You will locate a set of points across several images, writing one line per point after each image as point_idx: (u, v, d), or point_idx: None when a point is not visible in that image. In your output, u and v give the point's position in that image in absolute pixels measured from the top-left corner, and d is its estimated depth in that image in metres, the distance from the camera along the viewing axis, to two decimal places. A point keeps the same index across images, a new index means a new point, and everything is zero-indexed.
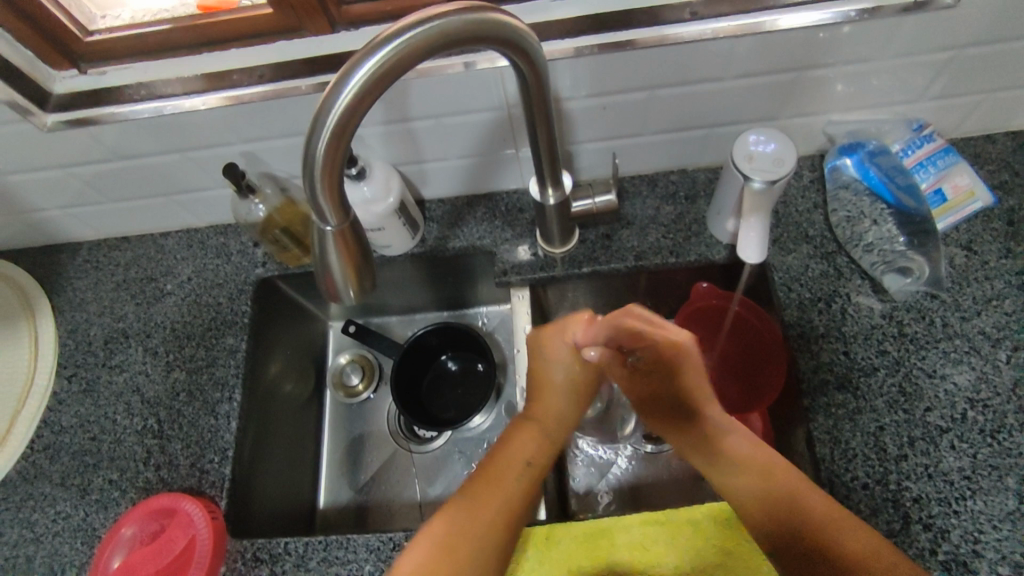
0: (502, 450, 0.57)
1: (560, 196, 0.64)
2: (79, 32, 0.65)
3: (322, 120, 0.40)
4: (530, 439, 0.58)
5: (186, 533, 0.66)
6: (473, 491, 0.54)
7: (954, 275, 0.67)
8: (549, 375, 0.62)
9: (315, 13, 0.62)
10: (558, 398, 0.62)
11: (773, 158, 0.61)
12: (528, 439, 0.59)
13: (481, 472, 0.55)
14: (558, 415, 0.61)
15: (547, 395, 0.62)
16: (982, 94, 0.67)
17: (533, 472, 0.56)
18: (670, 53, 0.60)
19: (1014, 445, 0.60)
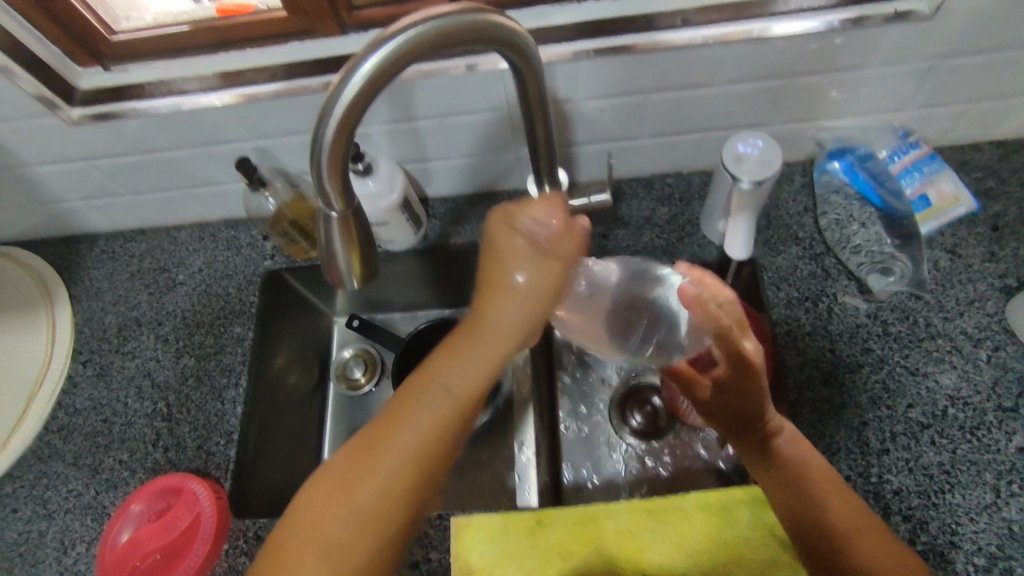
0: (426, 364, 0.51)
1: (557, 193, 0.66)
2: (105, 31, 0.68)
3: (329, 112, 0.43)
4: (456, 362, 0.50)
5: (191, 510, 0.69)
6: (398, 407, 0.50)
7: (938, 277, 0.69)
8: (508, 267, 0.49)
9: (327, 16, 0.66)
10: (494, 330, 0.50)
11: (761, 160, 0.63)
12: (457, 363, 0.50)
13: (406, 385, 0.50)
14: (507, 332, 0.50)
15: (499, 298, 0.50)
16: (966, 103, 0.69)
17: (452, 404, 0.49)
18: (663, 58, 0.63)
19: (993, 441, 0.62)
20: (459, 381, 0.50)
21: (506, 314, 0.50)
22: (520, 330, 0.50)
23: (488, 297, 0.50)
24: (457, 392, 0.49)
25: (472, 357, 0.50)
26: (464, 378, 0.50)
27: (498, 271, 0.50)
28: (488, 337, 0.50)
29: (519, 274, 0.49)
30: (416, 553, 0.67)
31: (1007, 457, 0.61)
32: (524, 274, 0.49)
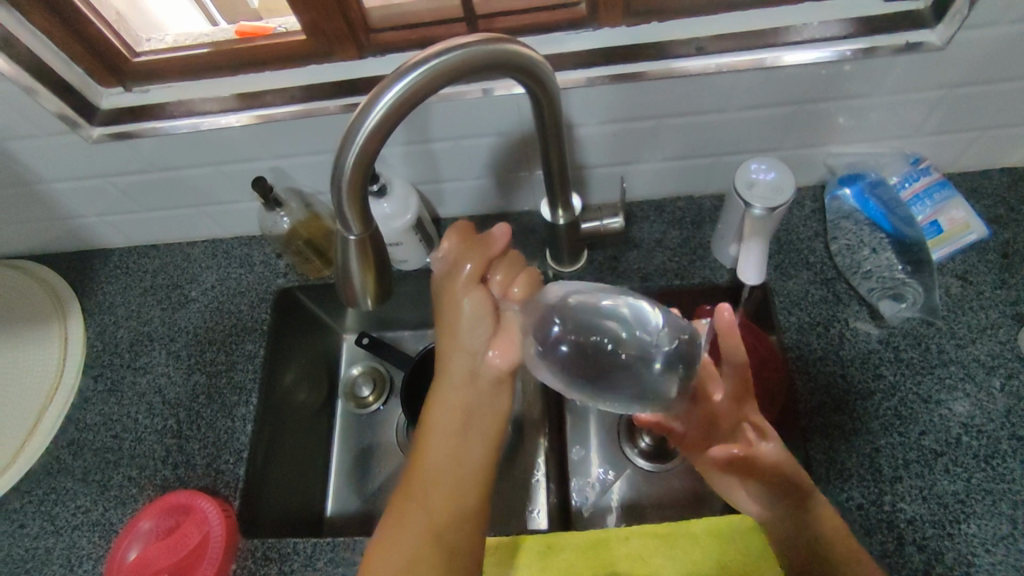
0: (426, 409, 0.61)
1: (570, 217, 0.68)
2: (127, 52, 0.70)
3: (352, 137, 0.44)
4: (441, 407, 0.60)
5: (200, 529, 0.69)
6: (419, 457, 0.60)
7: (949, 304, 0.69)
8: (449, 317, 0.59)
9: (346, 40, 0.67)
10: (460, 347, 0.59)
11: (773, 186, 0.64)
12: (441, 406, 0.60)
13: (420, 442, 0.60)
14: (465, 359, 0.60)
15: (449, 336, 0.60)
16: (976, 132, 0.70)
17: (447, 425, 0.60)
18: (676, 85, 0.64)
19: (1008, 470, 0.61)
20: (451, 413, 0.60)
21: (456, 348, 0.60)
22: (470, 356, 0.60)
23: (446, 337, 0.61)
24: (448, 426, 0.60)
25: (443, 397, 0.60)
26: (451, 416, 0.60)
27: (446, 312, 0.60)
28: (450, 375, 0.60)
29: (461, 306, 0.58)
30: None
31: (1022, 487, 0.60)
32: (454, 304, 0.59)
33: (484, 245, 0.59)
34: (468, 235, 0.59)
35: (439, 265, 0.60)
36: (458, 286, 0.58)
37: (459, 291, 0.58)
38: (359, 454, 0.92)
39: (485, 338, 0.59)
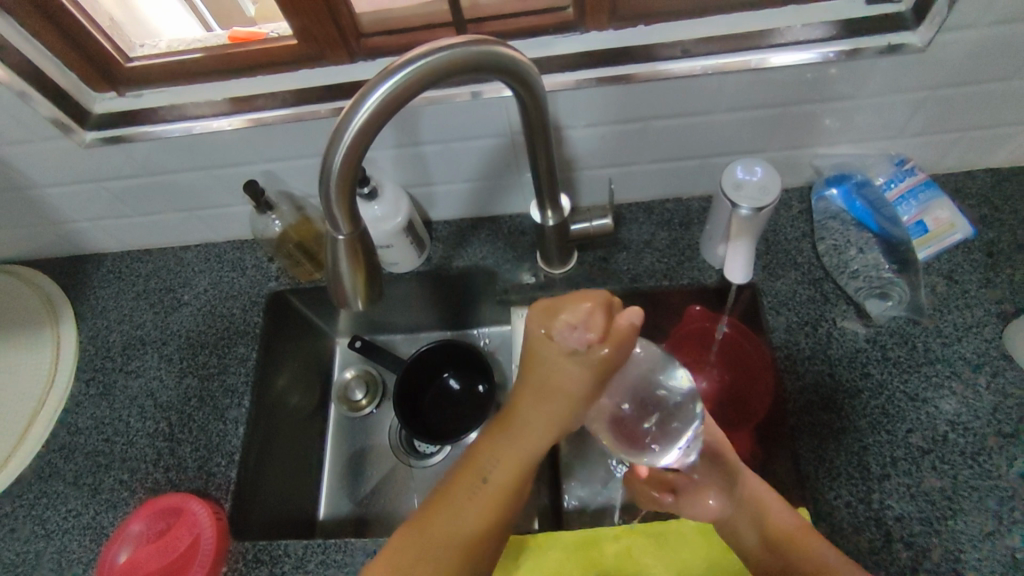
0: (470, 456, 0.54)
1: (559, 218, 0.69)
2: (119, 57, 0.70)
3: (339, 137, 0.44)
4: (496, 454, 0.53)
5: (191, 531, 0.68)
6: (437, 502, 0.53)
7: (935, 302, 0.70)
8: (544, 367, 0.49)
9: (336, 44, 0.67)
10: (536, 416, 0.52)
11: (760, 186, 0.64)
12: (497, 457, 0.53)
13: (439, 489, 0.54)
14: (548, 428, 0.52)
15: (529, 396, 0.51)
16: (960, 132, 0.71)
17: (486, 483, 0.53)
18: (662, 87, 0.65)
19: (994, 467, 0.62)
20: (506, 468, 0.53)
21: (542, 411, 0.51)
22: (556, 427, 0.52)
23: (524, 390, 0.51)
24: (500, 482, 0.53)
25: (508, 451, 0.53)
26: (505, 471, 0.53)
27: (541, 373, 0.49)
28: (519, 430, 0.52)
29: (573, 382, 0.48)
30: None
31: (1009, 483, 0.61)
32: (567, 370, 0.48)
33: (622, 332, 0.47)
34: (610, 312, 0.47)
35: (566, 340, 0.47)
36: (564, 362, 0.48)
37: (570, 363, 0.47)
38: (352, 457, 0.92)
39: (574, 414, 0.52)
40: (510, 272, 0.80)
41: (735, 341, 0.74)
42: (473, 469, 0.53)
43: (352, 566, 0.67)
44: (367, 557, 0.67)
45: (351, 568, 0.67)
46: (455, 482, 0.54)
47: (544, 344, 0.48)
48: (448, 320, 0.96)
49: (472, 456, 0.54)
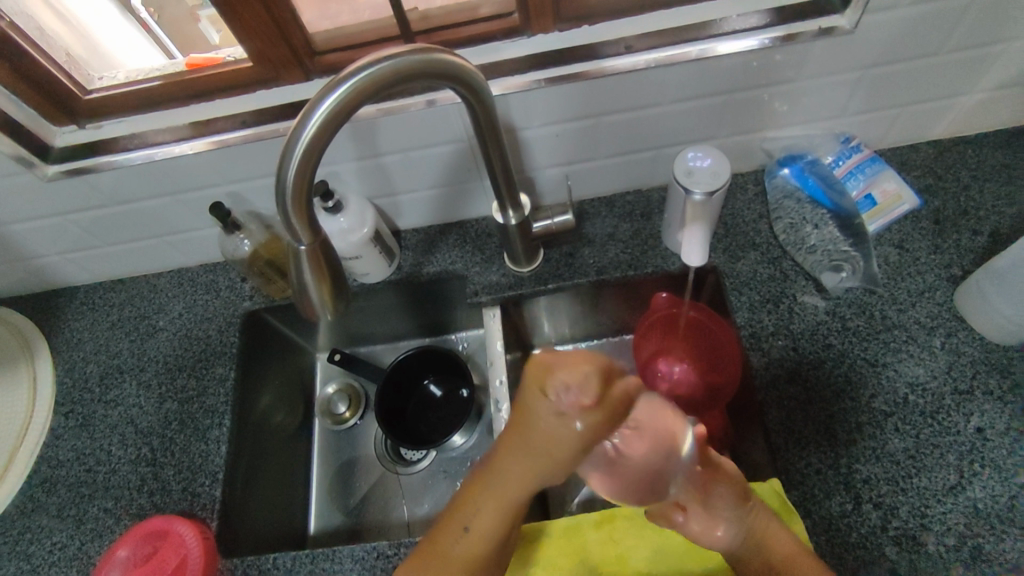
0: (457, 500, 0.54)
1: (520, 216, 0.71)
2: (78, 90, 0.71)
3: (291, 150, 0.46)
4: (478, 507, 0.53)
5: (179, 552, 0.69)
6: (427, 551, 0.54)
7: (888, 271, 0.72)
8: (527, 420, 0.47)
9: (292, 64, 0.69)
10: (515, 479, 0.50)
11: (710, 171, 0.66)
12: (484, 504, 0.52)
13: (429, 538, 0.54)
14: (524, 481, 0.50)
15: (513, 449, 0.49)
16: (899, 107, 0.74)
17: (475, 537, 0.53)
18: (610, 84, 0.67)
19: (952, 424, 0.64)
20: (485, 517, 0.52)
21: (521, 468, 0.49)
22: (536, 478, 0.49)
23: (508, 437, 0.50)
24: (481, 531, 0.53)
25: (488, 503, 0.52)
26: (486, 519, 0.52)
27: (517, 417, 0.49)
28: (502, 482, 0.51)
29: (541, 435, 0.47)
30: None
31: (967, 438, 0.63)
32: (548, 430, 0.46)
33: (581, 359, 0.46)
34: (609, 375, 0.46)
35: (562, 406, 0.44)
36: (547, 418, 0.46)
37: (555, 424, 0.45)
38: (339, 470, 0.93)
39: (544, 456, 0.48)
40: (479, 274, 0.82)
41: (697, 324, 0.75)
42: (457, 520, 0.53)
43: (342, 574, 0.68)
44: (355, 563, 0.68)
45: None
46: (440, 526, 0.54)
47: (539, 409, 0.46)
48: (424, 327, 0.97)
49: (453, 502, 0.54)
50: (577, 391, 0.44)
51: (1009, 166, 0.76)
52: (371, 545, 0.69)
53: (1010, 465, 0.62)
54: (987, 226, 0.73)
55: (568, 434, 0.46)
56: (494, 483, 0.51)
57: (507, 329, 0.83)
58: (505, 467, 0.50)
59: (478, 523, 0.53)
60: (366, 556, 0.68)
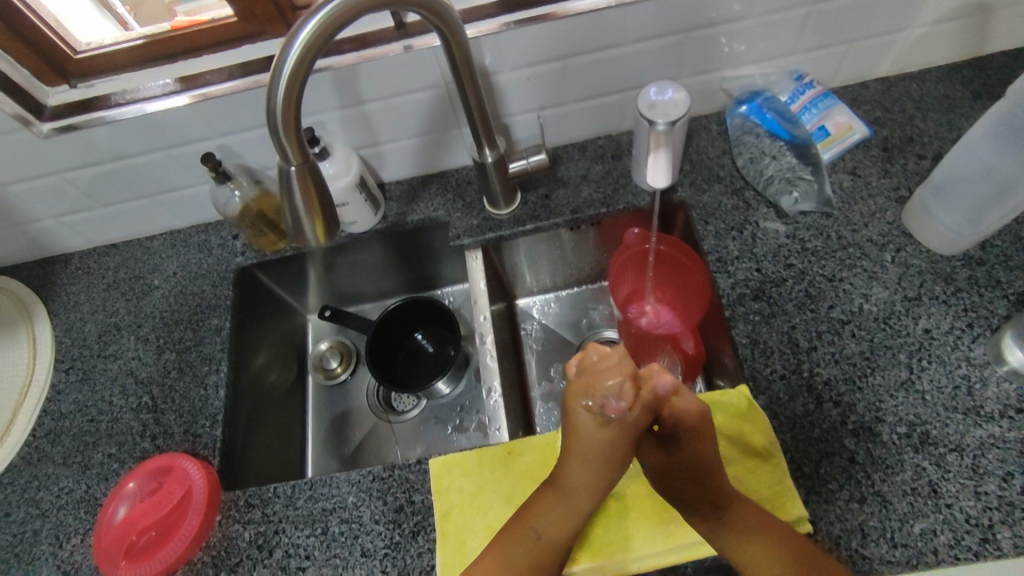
0: (524, 515, 0.62)
1: (496, 153, 0.75)
2: (68, 50, 0.75)
3: (280, 70, 0.49)
4: (547, 513, 0.61)
5: (184, 483, 0.72)
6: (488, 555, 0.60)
7: (842, 196, 0.78)
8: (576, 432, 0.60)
9: (276, 19, 0.74)
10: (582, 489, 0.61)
11: (672, 102, 0.71)
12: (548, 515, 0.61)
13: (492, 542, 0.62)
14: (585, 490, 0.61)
15: (573, 458, 0.61)
16: (846, 44, 0.79)
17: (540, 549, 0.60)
18: (576, 25, 0.72)
19: (902, 327, 0.69)
20: (555, 522, 0.61)
21: (576, 481, 0.61)
22: (596, 480, 0.61)
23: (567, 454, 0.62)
24: (549, 537, 0.60)
25: (557, 509, 0.61)
26: (554, 525, 0.61)
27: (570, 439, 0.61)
28: (569, 494, 0.61)
29: (596, 441, 0.59)
30: (400, 497, 0.71)
31: (916, 339, 0.68)
32: (597, 436, 0.59)
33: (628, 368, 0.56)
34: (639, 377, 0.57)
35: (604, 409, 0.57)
36: (596, 431, 0.58)
37: (596, 425, 0.58)
38: (334, 421, 0.96)
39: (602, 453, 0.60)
40: (461, 219, 0.86)
41: (664, 256, 0.81)
42: (524, 526, 0.61)
43: (340, 497, 0.72)
44: (352, 487, 0.72)
45: (338, 499, 0.71)
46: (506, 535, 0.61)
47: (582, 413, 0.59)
48: (412, 282, 1.01)
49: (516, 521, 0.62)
50: (621, 399, 0.56)
51: (950, 97, 0.81)
52: (366, 470, 0.72)
53: (953, 360, 0.67)
54: (931, 150, 0.78)
55: (608, 432, 0.58)
56: (562, 492, 0.62)
57: (489, 270, 0.87)
58: (566, 480, 0.62)
59: (544, 525, 0.61)
60: (362, 480, 0.72)
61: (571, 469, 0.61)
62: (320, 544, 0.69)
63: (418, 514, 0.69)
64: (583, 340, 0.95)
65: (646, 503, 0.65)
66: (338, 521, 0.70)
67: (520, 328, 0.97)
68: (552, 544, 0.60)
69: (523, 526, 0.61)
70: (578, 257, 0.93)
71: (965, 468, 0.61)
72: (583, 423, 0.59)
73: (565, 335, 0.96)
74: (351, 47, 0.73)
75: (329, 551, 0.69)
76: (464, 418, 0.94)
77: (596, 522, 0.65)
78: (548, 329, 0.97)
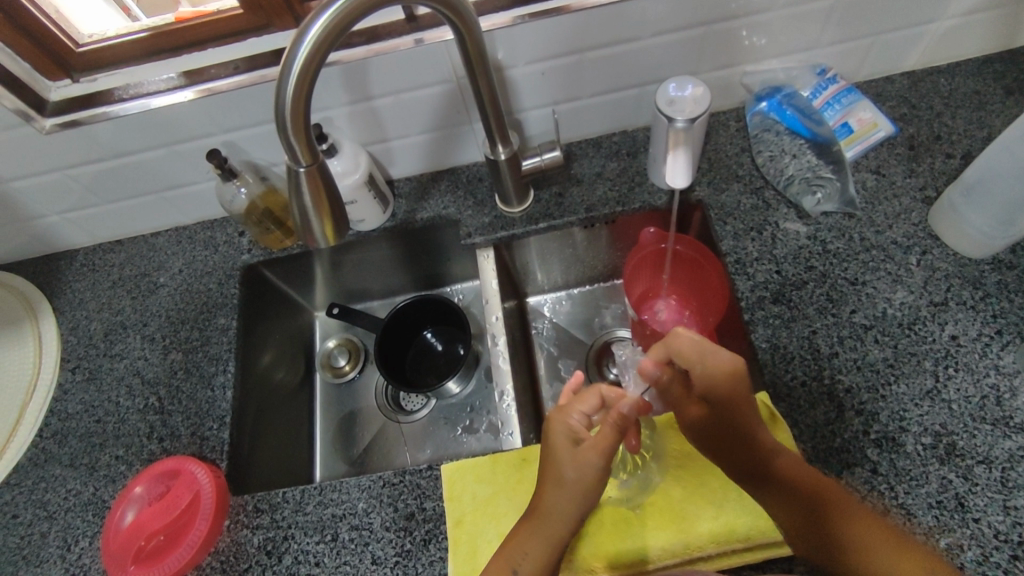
0: (504, 552, 0.59)
1: (509, 151, 0.73)
2: (70, 43, 0.73)
3: (289, 67, 0.47)
4: (528, 547, 0.59)
5: (191, 489, 0.71)
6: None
7: (866, 196, 0.75)
8: (554, 458, 0.61)
9: (283, 11, 0.71)
10: (559, 514, 0.59)
11: (691, 99, 0.69)
12: (530, 550, 0.58)
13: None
14: (566, 511, 0.59)
15: (550, 485, 0.60)
16: (872, 37, 0.77)
17: None
18: (593, 18, 0.69)
19: (928, 333, 0.67)
20: (534, 556, 0.58)
21: (556, 507, 0.59)
22: (575, 510, 0.59)
23: (543, 487, 0.61)
24: (531, 572, 0.57)
25: (537, 541, 0.59)
26: (535, 559, 0.58)
27: (549, 466, 0.61)
28: (546, 522, 0.59)
29: (572, 472, 0.59)
30: (412, 504, 0.69)
31: (942, 345, 0.66)
32: (572, 460, 0.60)
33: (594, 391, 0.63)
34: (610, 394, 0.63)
35: (580, 422, 0.62)
36: (573, 456, 0.60)
37: (570, 443, 0.61)
38: (342, 420, 0.95)
39: (582, 473, 0.59)
40: (472, 217, 0.84)
41: (682, 256, 0.79)
42: (506, 562, 0.58)
43: (349, 503, 0.70)
44: (362, 492, 0.71)
45: (348, 505, 0.70)
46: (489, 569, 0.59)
47: (558, 435, 0.62)
48: (420, 280, 0.99)
49: (504, 552, 0.59)
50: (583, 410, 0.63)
51: (980, 93, 0.79)
52: (377, 475, 0.71)
53: (981, 367, 0.65)
54: (959, 148, 0.76)
55: (585, 449, 0.60)
56: (542, 523, 0.59)
57: (500, 270, 0.85)
58: (545, 506, 0.60)
59: (528, 562, 0.58)
60: (372, 485, 0.71)
61: (550, 494, 0.60)
62: (330, 551, 0.68)
63: (430, 521, 0.68)
64: (595, 340, 0.93)
65: (661, 512, 0.64)
66: (348, 528, 0.69)
67: (531, 326, 0.95)
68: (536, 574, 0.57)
69: (504, 561, 0.59)
70: (591, 255, 0.91)
71: (993, 481, 0.59)
72: (562, 449, 0.61)
73: (576, 334, 0.94)
74: (360, 41, 0.70)
75: (338, 558, 0.68)
76: (474, 419, 0.92)
77: (609, 532, 0.63)
78: (559, 328, 0.95)
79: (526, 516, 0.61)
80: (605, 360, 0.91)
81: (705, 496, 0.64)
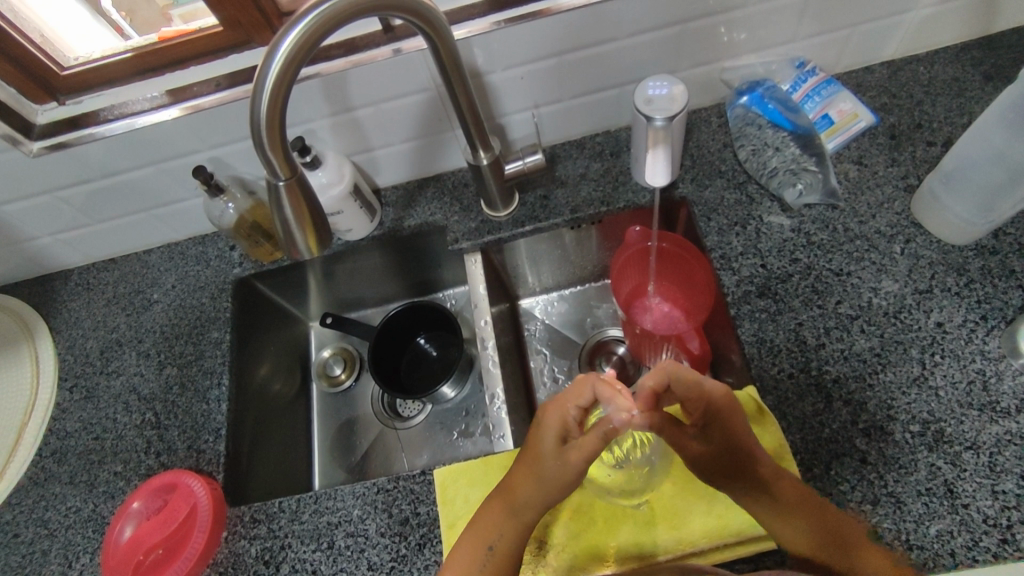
0: (481, 524, 0.61)
1: (490, 156, 0.74)
2: (56, 67, 0.74)
3: (263, 81, 0.47)
4: (502, 527, 0.60)
5: (188, 502, 0.71)
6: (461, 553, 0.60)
7: (849, 186, 0.76)
8: (536, 451, 0.61)
9: (262, 27, 0.72)
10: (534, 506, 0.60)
11: (668, 97, 0.69)
12: (503, 528, 0.60)
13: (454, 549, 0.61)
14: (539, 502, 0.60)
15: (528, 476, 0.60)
16: (848, 29, 0.77)
17: (494, 562, 0.59)
18: (568, 21, 0.70)
19: (914, 321, 0.67)
20: (507, 536, 0.60)
21: (526, 495, 0.60)
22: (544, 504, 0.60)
23: (521, 474, 0.61)
24: (503, 550, 0.59)
25: (509, 522, 0.60)
26: (506, 540, 0.60)
27: (529, 457, 0.61)
28: (520, 510, 0.60)
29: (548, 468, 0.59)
30: (406, 509, 0.70)
31: (928, 333, 0.66)
32: (553, 461, 0.59)
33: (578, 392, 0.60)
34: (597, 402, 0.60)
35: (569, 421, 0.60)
36: (555, 455, 0.59)
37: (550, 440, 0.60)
38: (339, 428, 0.95)
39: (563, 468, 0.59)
40: (458, 222, 0.85)
41: (666, 252, 0.79)
42: (481, 540, 0.60)
43: (345, 511, 0.71)
44: (356, 499, 0.71)
45: (343, 512, 0.71)
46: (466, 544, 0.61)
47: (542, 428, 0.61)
48: (412, 287, 1.00)
49: (480, 527, 0.61)
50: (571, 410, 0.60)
51: (960, 79, 0.79)
52: (371, 482, 0.72)
53: (967, 353, 0.65)
54: (940, 136, 0.76)
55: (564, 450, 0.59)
56: (512, 504, 0.60)
57: (489, 274, 0.86)
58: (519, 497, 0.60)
59: (501, 537, 0.60)
60: (366, 492, 0.71)
61: (527, 483, 0.60)
62: (327, 558, 0.69)
63: (424, 525, 0.69)
64: (588, 339, 0.93)
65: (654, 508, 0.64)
66: (343, 535, 0.70)
67: (524, 329, 0.95)
68: (509, 560, 0.59)
69: (479, 539, 0.60)
70: (579, 256, 0.91)
71: (981, 466, 0.59)
72: (541, 443, 0.60)
73: (569, 335, 0.94)
74: (339, 53, 0.71)
75: (335, 565, 0.68)
76: (469, 423, 0.92)
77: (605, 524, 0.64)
78: (552, 330, 0.95)
79: (497, 496, 0.62)
80: (597, 360, 0.91)
81: (695, 490, 0.64)
